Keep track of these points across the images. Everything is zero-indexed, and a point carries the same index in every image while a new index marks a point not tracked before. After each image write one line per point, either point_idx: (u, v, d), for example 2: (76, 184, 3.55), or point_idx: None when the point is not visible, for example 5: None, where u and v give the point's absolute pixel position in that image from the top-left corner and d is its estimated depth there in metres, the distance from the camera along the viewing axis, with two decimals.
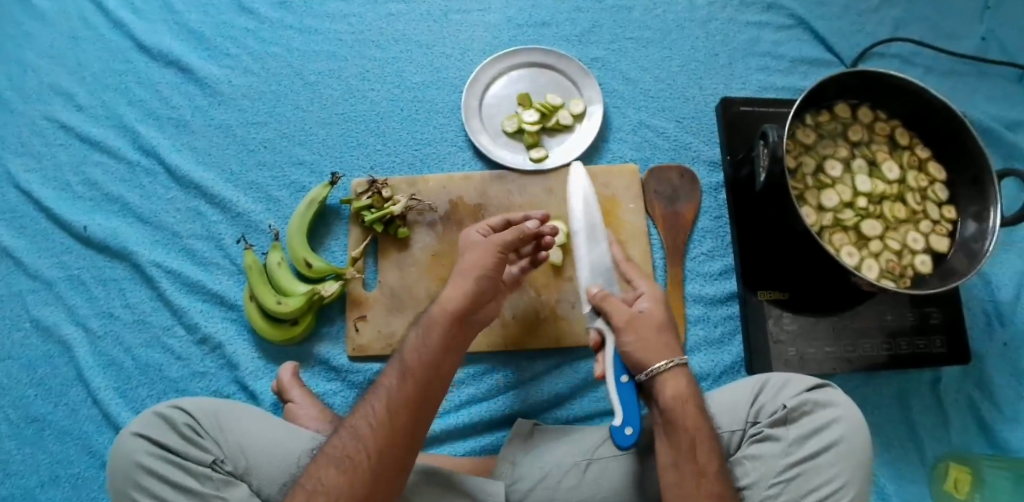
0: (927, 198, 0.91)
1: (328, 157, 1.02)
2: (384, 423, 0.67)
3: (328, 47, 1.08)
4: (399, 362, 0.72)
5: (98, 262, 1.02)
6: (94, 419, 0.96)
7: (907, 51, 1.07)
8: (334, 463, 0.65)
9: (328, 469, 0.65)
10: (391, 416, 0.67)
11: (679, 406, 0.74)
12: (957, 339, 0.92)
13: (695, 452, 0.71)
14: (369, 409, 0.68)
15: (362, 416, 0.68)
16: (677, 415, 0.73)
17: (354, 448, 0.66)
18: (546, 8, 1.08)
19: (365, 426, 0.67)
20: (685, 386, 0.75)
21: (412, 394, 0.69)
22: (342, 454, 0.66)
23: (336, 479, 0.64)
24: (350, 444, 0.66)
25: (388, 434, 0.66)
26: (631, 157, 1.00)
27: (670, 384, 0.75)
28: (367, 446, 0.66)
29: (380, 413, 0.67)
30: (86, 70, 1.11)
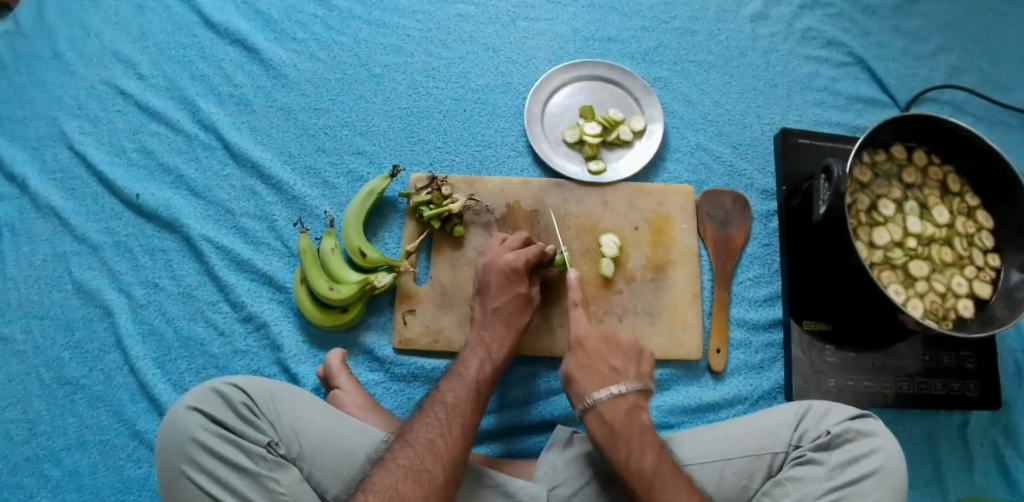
0: (973, 245, 0.94)
1: (388, 149, 1.03)
2: (451, 436, 0.72)
3: (395, 41, 1.09)
4: (452, 381, 0.80)
5: (147, 231, 1.03)
6: (130, 387, 0.96)
7: (960, 99, 1.10)
8: (409, 471, 0.68)
9: (399, 474, 0.67)
10: (456, 432, 0.73)
11: (609, 360, 0.83)
12: (990, 384, 0.94)
13: (615, 381, 0.80)
14: (433, 422, 0.73)
15: (428, 427, 0.73)
16: (603, 362, 0.83)
17: (425, 457, 0.69)
18: (613, 24, 1.10)
19: (433, 435, 0.72)
20: (624, 352, 0.84)
21: (469, 413, 0.76)
22: (411, 459, 0.69)
23: (412, 487, 0.67)
24: (421, 454, 0.70)
25: (456, 448, 0.71)
26: (686, 178, 1.02)
27: (608, 345, 0.84)
28: (436, 452, 0.70)
29: (446, 426, 0.73)
30: (149, 39, 1.11)
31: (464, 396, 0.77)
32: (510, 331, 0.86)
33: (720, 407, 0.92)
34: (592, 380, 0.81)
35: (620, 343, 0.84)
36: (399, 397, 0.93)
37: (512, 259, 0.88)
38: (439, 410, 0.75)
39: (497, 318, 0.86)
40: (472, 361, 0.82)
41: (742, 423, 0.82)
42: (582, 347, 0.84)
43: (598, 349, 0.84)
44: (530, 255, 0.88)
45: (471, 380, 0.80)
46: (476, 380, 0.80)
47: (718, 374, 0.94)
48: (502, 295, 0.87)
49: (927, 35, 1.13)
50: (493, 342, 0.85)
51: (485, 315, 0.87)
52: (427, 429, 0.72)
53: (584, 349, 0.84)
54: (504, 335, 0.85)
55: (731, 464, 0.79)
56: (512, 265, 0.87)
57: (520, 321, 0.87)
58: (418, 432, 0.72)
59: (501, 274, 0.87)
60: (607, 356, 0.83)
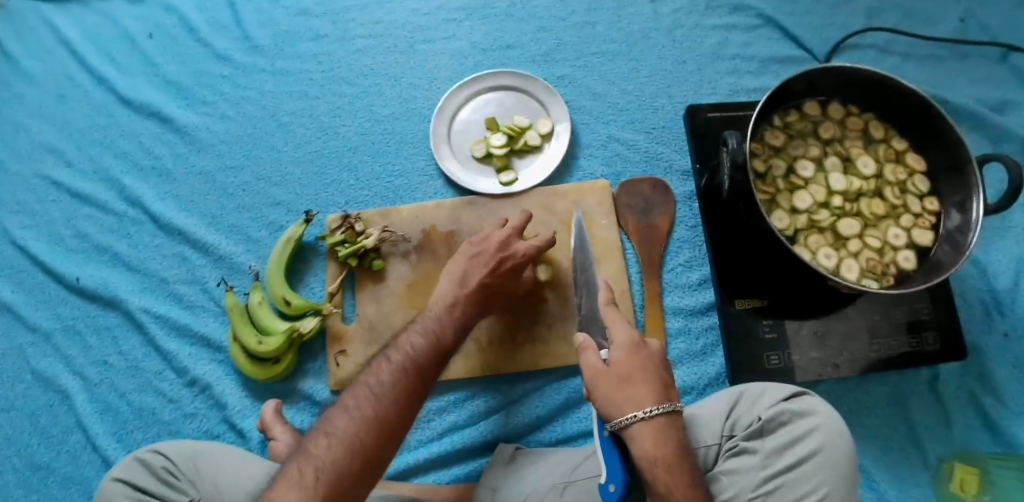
0: (906, 191, 0.88)
1: (303, 195, 1.04)
2: (412, 383, 0.68)
3: (301, 87, 1.10)
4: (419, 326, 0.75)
5: (92, 312, 1.06)
6: (95, 465, 0.99)
7: (882, 41, 1.04)
8: (368, 417, 0.65)
9: (359, 420, 0.65)
10: (401, 398, 0.67)
11: (680, 452, 0.68)
12: (951, 334, 0.87)
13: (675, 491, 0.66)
14: (382, 385, 0.67)
15: (374, 392, 0.67)
16: (679, 461, 0.67)
17: (365, 428, 0.64)
18: (510, 31, 1.09)
19: (396, 381, 0.68)
20: (664, 429, 0.68)
21: (434, 361, 0.72)
22: (371, 405, 0.66)
23: (369, 433, 0.64)
24: (380, 400, 0.66)
25: (394, 410, 0.66)
26: (601, 172, 1.00)
27: (648, 432, 0.67)
28: (397, 397, 0.67)
29: (410, 372, 0.69)
30: (75, 127, 1.16)
31: (420, 353, 0.71)
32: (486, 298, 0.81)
33: None
34: (644, 389, 0.70)
35: (631, 355, 0.72)
36: None
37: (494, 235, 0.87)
38: (388, 369, 0.69)
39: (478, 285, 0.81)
40: (432, 318, 0.77)
41: None
42: (645, 417, 0.67)
43: (647, 440, 0.67)
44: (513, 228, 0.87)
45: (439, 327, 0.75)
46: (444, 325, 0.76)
47: None
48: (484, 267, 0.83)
49: None
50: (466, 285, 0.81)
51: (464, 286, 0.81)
52: (392, 376, 0.68)
53: (655, 432, 0.67)
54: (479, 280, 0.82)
55: None
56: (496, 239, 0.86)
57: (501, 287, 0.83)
58: (363, 394, 0.67)
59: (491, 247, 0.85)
60: (659, 373, 0.73)
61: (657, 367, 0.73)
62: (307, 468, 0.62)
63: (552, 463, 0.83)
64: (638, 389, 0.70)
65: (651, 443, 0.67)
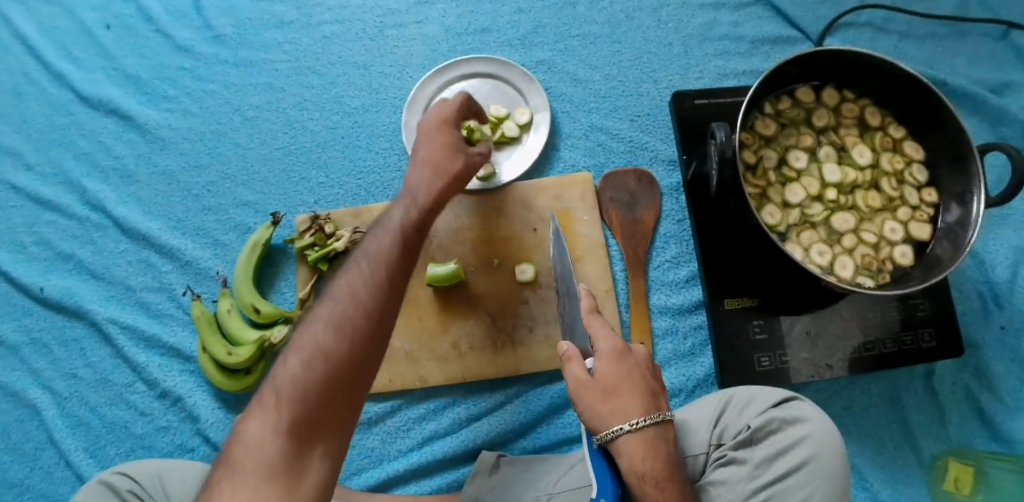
0: (904, 182, 0.84)
1: (271, 195, 0.99)
2: (363, 300, 0.58)
3: (265, 79, 1.04)
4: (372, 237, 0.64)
5: (58, 323, 1.02)
6: (69, 481, 0.96)
7: (880, 18, 0.98)
8: (316, 350, 0.56)
9: (305, 357, 0.56)
10: (341, 356, 0.56)
11: (671, 465, 0.63)
12: (947, 330, 0.84)
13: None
14: (316, 344, 0.56)
15: (305, 352, 0.56)
16: (670, 475, 0.63)
17: (300, 398, 0.54)
18: (486, 13, 1.02)
19: (345, 304, 0.58)
20: (653, 441, 0.63)
21: (390, 272, 0.61)
22: (319, 335, 0.57)
23: (320, 367, 0.55)
24: (329, 328, 0.57)
25: (334, 371, 0.55)
26: (583, 165, 0.95)
27: (636, 446, 0.62)
28: (348, 321, 0.57)
29: (360, 291, 0.59)
30: (30, 127, 1.09)
31: (360, 296, 0.58)
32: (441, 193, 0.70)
33: None
34: (633, 400, 0.64)
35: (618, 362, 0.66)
36: None
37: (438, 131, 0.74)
38: (323, 323, 0.57)
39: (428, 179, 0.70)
40: (374, 244, 0.63)
41: None
42: (632, 431, 0.62)
43: (635, 458, 0.62)
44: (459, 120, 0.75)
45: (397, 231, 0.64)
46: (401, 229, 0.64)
47: None
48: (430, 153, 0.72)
49: None
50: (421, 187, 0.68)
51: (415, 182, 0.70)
52: (340, 298, 0.59)
53: (644, 446, 0.62)
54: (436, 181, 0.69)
55: None
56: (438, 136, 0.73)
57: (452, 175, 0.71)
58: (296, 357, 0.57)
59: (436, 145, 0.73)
60: (647, 379, 0.67)
61: (645, 375, 0.67)
62: (243, 451, 0.54)
63: (535, 473, 0.80)
64: (625, 401, 0.64)
65: (640, 459, 0.62)
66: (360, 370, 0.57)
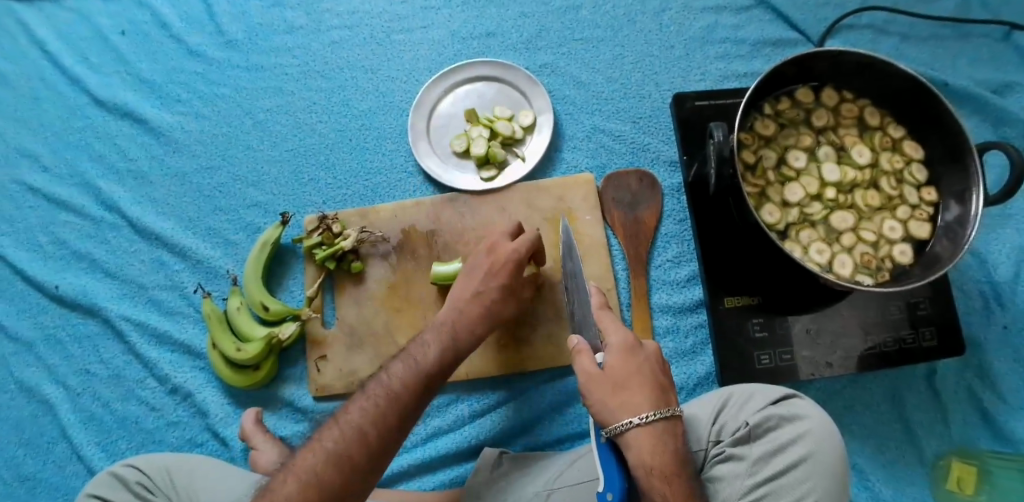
0: (903, 181, 0.85)
1: (280, 196, 1.01)
2: (404, 396, 0.68)
3: (275, 83, 1.07)
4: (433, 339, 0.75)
5: (73, 320, 1.04)
6: (81, 474, 0.98)
7: (880, 20, 0.99)
8: (357, 429, 0.65)
9: (345, 435, 0.64)
10: (371, 439, 0.64)
11: (679, 460, 0.64)
12: (948, 329, 0.85)
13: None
14: (352, 427, 0.65)
15: (342, 430, 0.65)
16: (677, 469, 0.63)
17: (329, 469, 0.62)
18: (491, 18, 1.05)
19: (388, 393, 0.68)
20: (660, 436, 0.64)
21: (433, 381, 0.71)
22: (362, 414, 0.66)
23: (356, 448, 0.64)
24: (369, 409, 0.66)
25: (362, 455, 0.64)
26: (585, 165, 0.96)
27: (645, 440, 0.63)
28: (389, 412, 0.66)
29: (404, 385, 0.69)
30: (48, 129, 1.13)
31: (398, 397, 0.68)
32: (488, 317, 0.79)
33: None
34: (641, 394, 0.66)
35: (628, 359, 0.68)
36: None
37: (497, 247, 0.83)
38: (361, 408, 0.66)
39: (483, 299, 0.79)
40: (425, 348, 0.74)
41: None
42: (639, 424, 0.63)
43: (645, 451, 0.63)
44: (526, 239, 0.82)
45: (449, 341, 0.75)
46: (450, 337, 0.76)
47: None
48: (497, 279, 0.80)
49: None
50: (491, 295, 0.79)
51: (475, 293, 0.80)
52: (385, 387, 0.69)
53: (652, 441, 0.63)
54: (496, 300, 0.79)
55: None
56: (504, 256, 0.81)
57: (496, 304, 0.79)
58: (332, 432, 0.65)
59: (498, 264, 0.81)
60: (656, 375, 0.68)
61: (653, 370, 0.69)
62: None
63: (536, 468, 0.81)
64: (634, 395, 0.65)
65: (651, 452, 0.63)
66: (368, 476, 0.64)
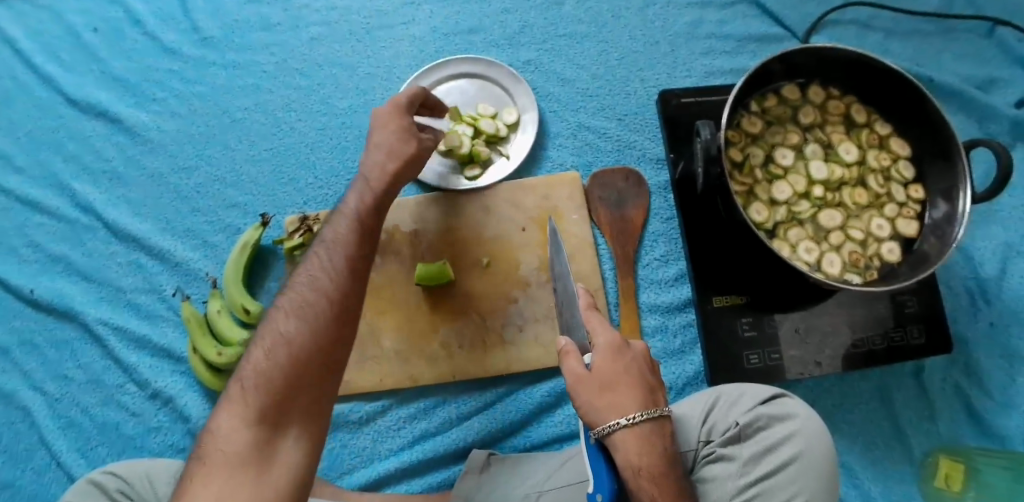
0: (890, 179, 0.84)
1: (260, 196, 0.99)
2: (326, 285, 0.63)
3: (253, 80, 1.04)
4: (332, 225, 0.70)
5: (48, 325, 1.02)
6: (61, 482, 0.96)
7: (864, 15, 0.98)
8: (285, 332, 0.60)
9: (274, 342, 0.59)
10: (304, 345, 0.59)
11: (666, 459, 0.63)
12: (936, 326, 0.85)
13: None
14: (284, 332, 0.60)
15: (267, 339, 0.60)
16: (664, 468, 0.63)
17: (264, 379, 0.57)
18: (473, 13, 1.02)
19: (308, 287, 0.63)
20: (648, 437, 0.63)
21: (349, 264, 0.65)
22: (287, 317, 0.61)
23: (288, 354, 0.58)
24: (294, 308, 0.61)
25: (293, 359, 0.58)
26: (571, 164, 0.95)
27: (631, 441, 0.62)
28: (315, 304, 0.61)
29: (322, 277, 0.64)
30: (19, 129, 1.10)
31: (319, 286, 0.62)
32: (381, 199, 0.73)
33: None
34: (630, 396, 0.64)
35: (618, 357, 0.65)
36: None
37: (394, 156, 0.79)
38: (287, 313, 0.61)
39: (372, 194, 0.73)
40: (329, 234, 0.68)
41: None
42: (626, 425, 0.62)
43: (632, 453, 0.62)
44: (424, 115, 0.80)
45: (354, 219, 0.69)
46: (357, 216, 0.70)
47: None
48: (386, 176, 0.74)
49: None
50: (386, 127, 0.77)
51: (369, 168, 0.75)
52: (302, 285, 0.63)
53: (639, 441, 0.62)
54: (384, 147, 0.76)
55: None
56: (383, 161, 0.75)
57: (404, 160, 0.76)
58: (262, 345, 0.60)
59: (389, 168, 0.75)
60: (643, 373, 0.67)
61: (641, 369, 0.67)
62: (217, 428, 0.56)
63: (525, 471, 0.80)
64: (621, 395, 0.64)
65: (637, 454, 0.62)
66: (319, 368, 0.59)
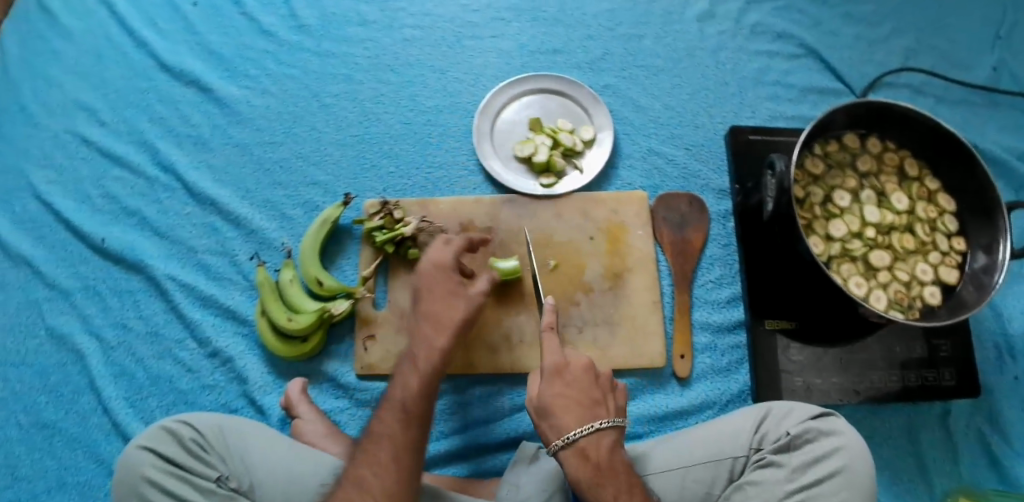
0: (936, 229, 0.91)
1: (341, 178, 1.04)
2: (411, 418, 0.71)
3: (344, 70, 1.11)
4: (405, 362, 0.76)
5: (116, 274, 1.05)
6: (103, 428, 0.97)
7: (918, 81, 1.07)
8: (379, 454, 0.69)
9: (370, 463, 0.68)
10: (396, 463, 0.68)
11: (611, 468, 0.71)
12: (967, 371, 0.91)
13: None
14: (375, 455, 0.69)
15: (368, 458, 0.69)
16: (611, 476, 0.71)
17: (365, 497, 0.66)
18: (559, 36, 1.10)
19: (397, 418, 0.71)
20: (584, 450, 0.72)
21: (426, 393, 0.73)
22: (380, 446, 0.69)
23: (384, 476, 0.67)
24: (384, 440, 0.70)
25: (389, 478, 0.67)
26: (639, 184, 1.02)
27: (572, 457, 0.72)
28: (403, 430, 0.70)
29: (404, 407, 0.72)
30: (109, 86, 1.15)
31: (406, 409, 0.72)
32: (443, 332, 0.77)
33: (686, 413, 0.91)
34: (571, 416, 0.73)
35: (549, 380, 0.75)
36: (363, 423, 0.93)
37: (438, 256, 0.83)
38: (381, 438, 0.70)
39: (427, 317, 0.78)
40: (407, 371, 0.75)
41: (702, 430, 0.80)
42: (571, 442, 0.71)
43: (581, 459, 0.71)
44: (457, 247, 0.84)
45: (429, 359, 0.75)
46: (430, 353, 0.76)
47: (684, 379, 0.93)
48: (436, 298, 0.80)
49: (881, 19, 1.11)
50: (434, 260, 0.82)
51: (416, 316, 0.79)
52: (388, 416, 0.72)
53: (581, 457, 0.72)
54: (444, 272, 0.81)
55: (693, 471, 0.77)
56: (436, 260, 0.82)
57: (456, 313, 0.79)
58: (361, 461, 0.69)
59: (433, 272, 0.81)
60: (588, 390, 0.75)
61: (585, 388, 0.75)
62: None
63: None
64: (563, 418, 0.73)
65: (580, 462, 0.71)
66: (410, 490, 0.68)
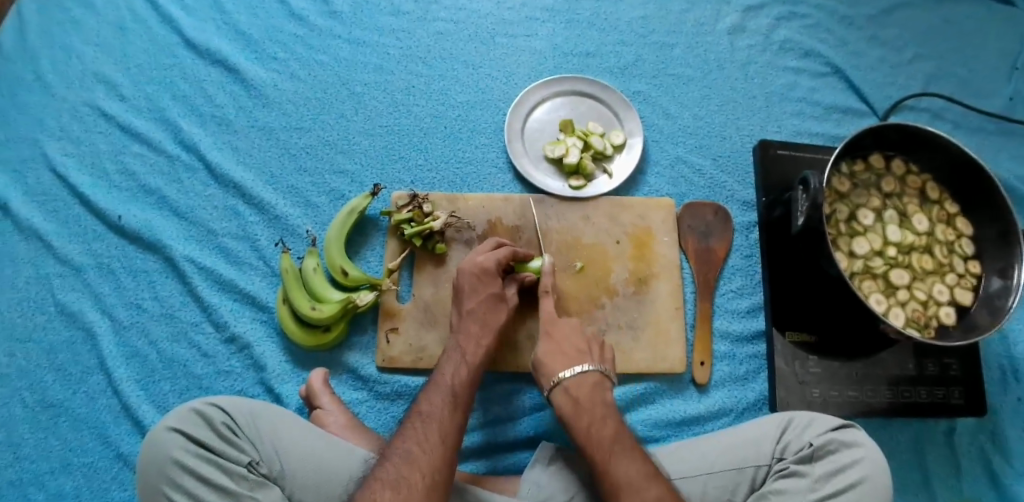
0: (953, 252, 0.94)
1: (370, 168, 1.04)
2: (455, 405, 0.76)
3: (376, 59, 1.10)
4: (449, 358, 0.83)
5: (130, 252, 1.01)
6: (115, 410, 0.92)
7: (938, 106, 1.10)
8: (423, 432, 0.72)
9: (414, 440, 0.72)
10: (439, 441, 0.72)
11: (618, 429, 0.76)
12: (975, 391, 0.93)
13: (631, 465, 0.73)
14: (419, 432, 0.72)
15: (412, 434, 0.72)
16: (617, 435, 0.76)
17: (408, 467, 0.69)
18: (591, 39, 1.12)
19: (442, 404, 0.76)
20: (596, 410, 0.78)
21: (467, 387, 0.79)
22: (425, 426, 0.73)
23: (425, 450, 0.71)
24: (427, 421, 0.74)
25: (431, 452, 0.71)
26: (667, 191, 1.03)
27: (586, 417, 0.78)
28: (447, 415, 0.75)
29: (449, 396, 0.77)
30: (131, 61, 1.12)
31: (450, 397, 0.77)
32: (487, 331, 0.85)
33: (705, 419, 0.91)
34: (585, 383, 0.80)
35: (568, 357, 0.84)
36: (381, 415, 0.92)
37: (481, 261, 0.89)
38: (424, 418, 0.74)
39: (471, 319, 0.85)
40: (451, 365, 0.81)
41: (725, 436, 0.81)
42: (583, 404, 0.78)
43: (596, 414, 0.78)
44: (501, 254, 0.89)
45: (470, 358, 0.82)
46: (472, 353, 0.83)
47: (702, 386, 0.94)
48: (476, 296, 0.87)
49: (903, 44, 1.14)
50: (479, 260, 0.89)
51: (461, 318, 0.86)
52: (433, 401, 0.76)
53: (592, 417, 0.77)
54: (488, 275, 0.88)
55: (715, 478, 0.78)
56: (479, 264, 0.88)
57: (497, 316, 0.86)
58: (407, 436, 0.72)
59: (473, 275, 0.87)
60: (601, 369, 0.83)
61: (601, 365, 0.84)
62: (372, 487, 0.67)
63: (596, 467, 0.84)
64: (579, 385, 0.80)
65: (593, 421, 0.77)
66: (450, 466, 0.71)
